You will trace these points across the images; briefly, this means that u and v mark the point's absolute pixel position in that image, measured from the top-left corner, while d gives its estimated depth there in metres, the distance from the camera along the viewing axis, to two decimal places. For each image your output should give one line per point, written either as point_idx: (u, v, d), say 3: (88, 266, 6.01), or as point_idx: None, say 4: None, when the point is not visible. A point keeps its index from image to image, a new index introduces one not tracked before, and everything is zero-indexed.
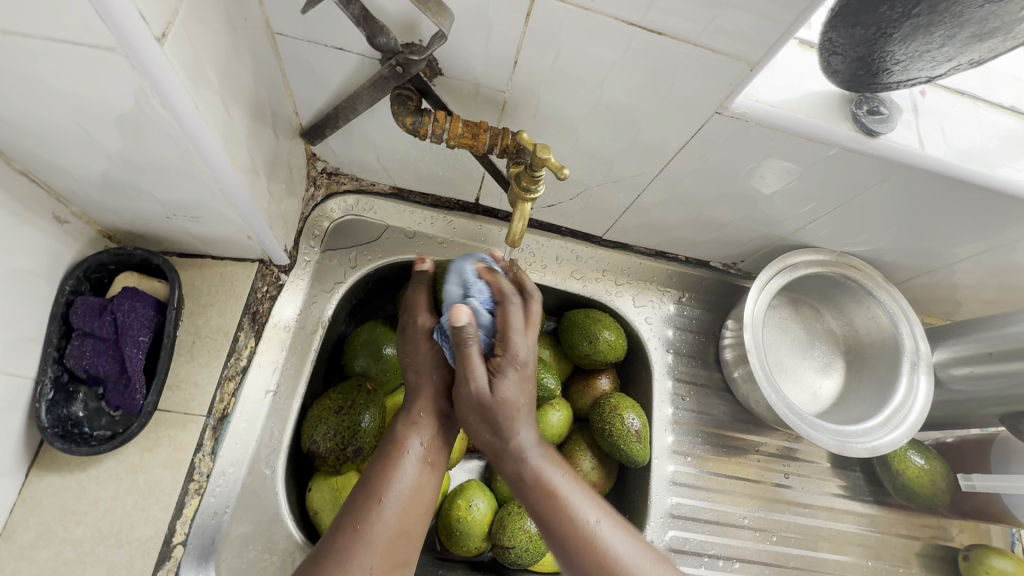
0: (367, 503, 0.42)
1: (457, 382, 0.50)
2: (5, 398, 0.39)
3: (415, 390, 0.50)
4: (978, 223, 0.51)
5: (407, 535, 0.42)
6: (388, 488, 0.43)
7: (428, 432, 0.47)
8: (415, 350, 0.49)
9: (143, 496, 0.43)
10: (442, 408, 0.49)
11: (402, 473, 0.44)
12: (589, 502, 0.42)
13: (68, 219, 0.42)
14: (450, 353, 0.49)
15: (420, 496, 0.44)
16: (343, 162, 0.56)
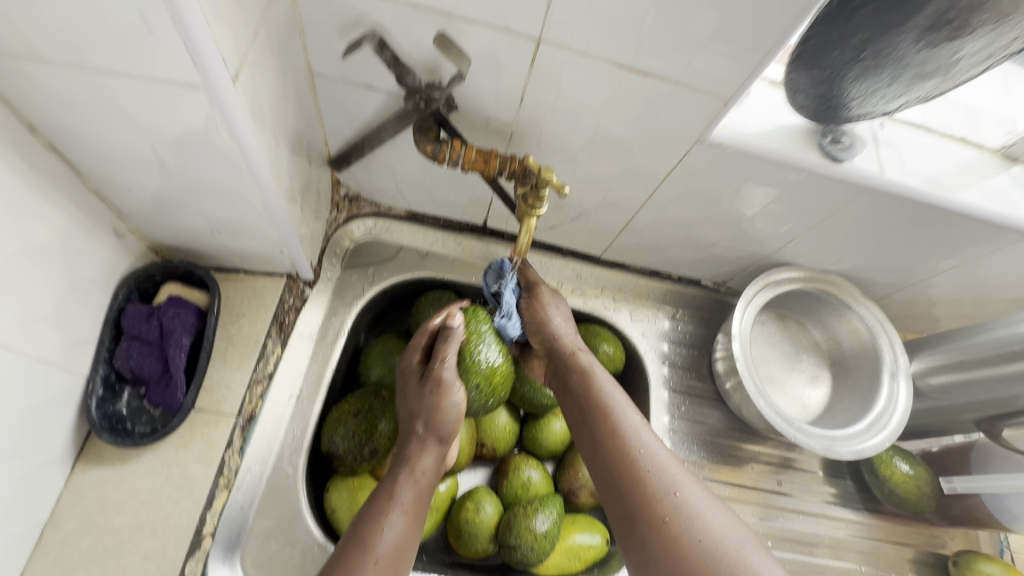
0: (363, 560, 0.42)
1: (451, 441, 0.52)
2: (62, 392, 0.43)
3: (413, 443, 0.51)
4: (943, 241, 0.56)
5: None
6: (382, 542, 0.43)
7: (422, 490, 0.48)
8: (426, 402, 0.51)
9: (177, 489, 0.47)
10: (435, 462, 0.50)
11: (397, 527, 0.45)
12: (635, 410, 0.49)
13: (125, 234, 0.47)
14: (456, 416, 0.51)
15: (406, 550, 0.45)
16: (364, 188, 0.62)
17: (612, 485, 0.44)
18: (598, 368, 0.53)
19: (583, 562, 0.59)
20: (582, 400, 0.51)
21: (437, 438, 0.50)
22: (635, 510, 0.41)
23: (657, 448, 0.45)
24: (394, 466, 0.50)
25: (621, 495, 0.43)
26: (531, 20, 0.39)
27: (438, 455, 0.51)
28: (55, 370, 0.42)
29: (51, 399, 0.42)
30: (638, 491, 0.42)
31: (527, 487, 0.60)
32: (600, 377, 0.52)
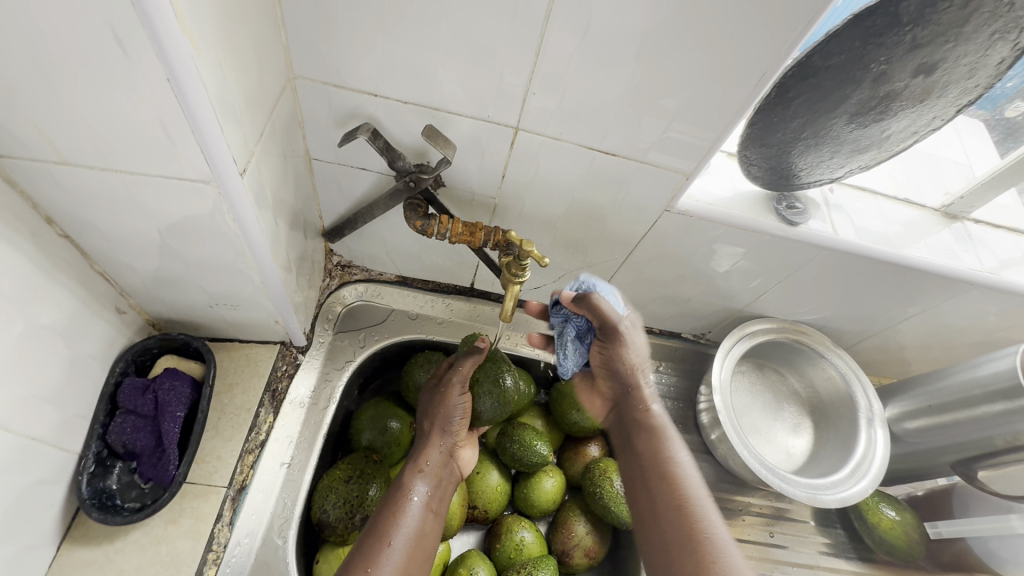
0: (377, 547, 0.46)
1: (460, 438, 0.58)
2: (54, 470, 0.43)
3: (421, 441, 0.56)
4: (900, 292, 0.60)
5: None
6: (397, 530, 0.48)
7: (430, 481, 0.53)
8: (432, 403, 0.58)
9: (165, 567, 0.46)
10: (442, 456, 0.56)
11: (411, 518, 0.49)
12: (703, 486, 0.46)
13: (126, 310, 0.48)
14: (461, 413, 0.57)
15: (422, 541, 0.49)
16: (356, 256, 0.66)
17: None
18: (669, 429, 0.51)
19: None
20: (647, 470, 0.48)
21: (440, 431, 0.56)
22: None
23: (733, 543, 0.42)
24: (406, 465, 0.55)
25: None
26: (508, 112, 0.44)
27: (444, 447, 0.56)
28: (50, 449, 0.42)
29: (45, 479, 0.42)
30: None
31: (521, 548, 0.60)
32: (672, 441, 0.50)
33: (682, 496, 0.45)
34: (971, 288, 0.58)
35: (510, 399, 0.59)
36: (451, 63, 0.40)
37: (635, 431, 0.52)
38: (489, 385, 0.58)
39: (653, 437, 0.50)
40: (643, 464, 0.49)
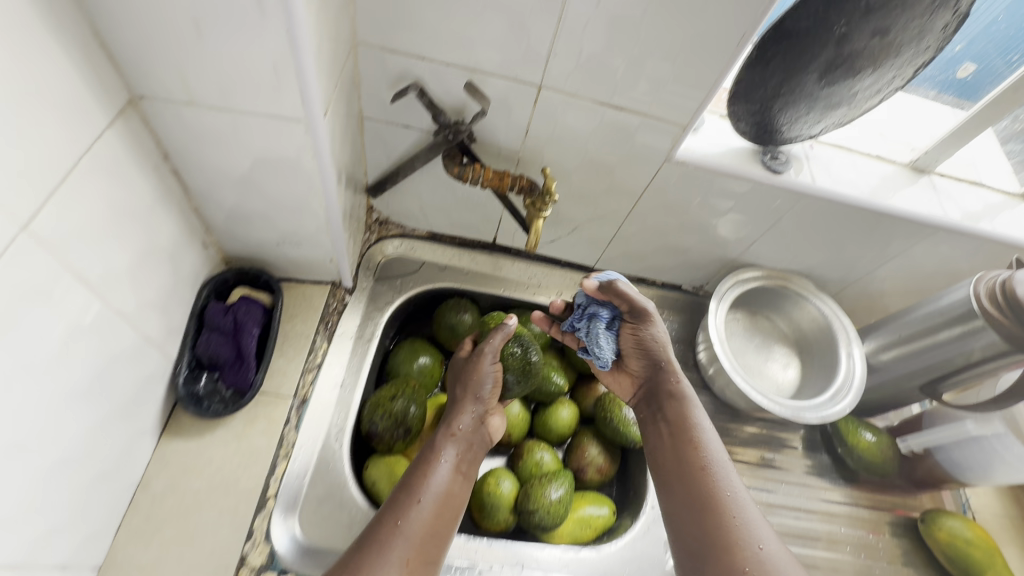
0: (407, 502, 0.54)
1: (490, 407, 0.66)
2: (159, 370, 0.52)
3: (455, 406, 0.65)
4: (873, 238, 0.69)
5: (434, 532, 0.54)
6: (427, 487, 0.56)
7: (460, 444, 0.62)
8: (465, 372, 0.66)
9: (246, 457, 0.55)
10: (473, 420, 0.64)
11: (440, 477, 0.57)
12: (738, 481, 0.57)
13: (209, 245, 0.57)
14: (492, 382, 0.65)
15: (449, 499, 0.57)
16: (393, 212, 0.75)
17: (688, 500, 0.56)
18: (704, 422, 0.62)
19: (594, 530, 0.66)
20: (675, 428, 0.62)
21: (472, 399, 0.64)
22: (725, 562, 0.50)
23: (721, 456, 0.59)
24: (440, 427, 0.63)
25: (706, 563, 0.52)
26: (534, 71, 0.52)
27: (476, 414, 0.64)
28: (158, 351, 0.51)
29: (153, 375, 0.51)
30: (732, 544, 0.51)
31: (540, 466, 0.68)
32: (713, 449, 0.59)
33: (702, 472, 0.57)
34: (936, 232, 0.66)
35: (531, 369, 0.67)
36: (488, 29, 0.49)
37: (675, 420, 0.63)
38: (512, 359, 0.67)
39: (682, 407, 0.63)
40: (673, 430, 0.62)
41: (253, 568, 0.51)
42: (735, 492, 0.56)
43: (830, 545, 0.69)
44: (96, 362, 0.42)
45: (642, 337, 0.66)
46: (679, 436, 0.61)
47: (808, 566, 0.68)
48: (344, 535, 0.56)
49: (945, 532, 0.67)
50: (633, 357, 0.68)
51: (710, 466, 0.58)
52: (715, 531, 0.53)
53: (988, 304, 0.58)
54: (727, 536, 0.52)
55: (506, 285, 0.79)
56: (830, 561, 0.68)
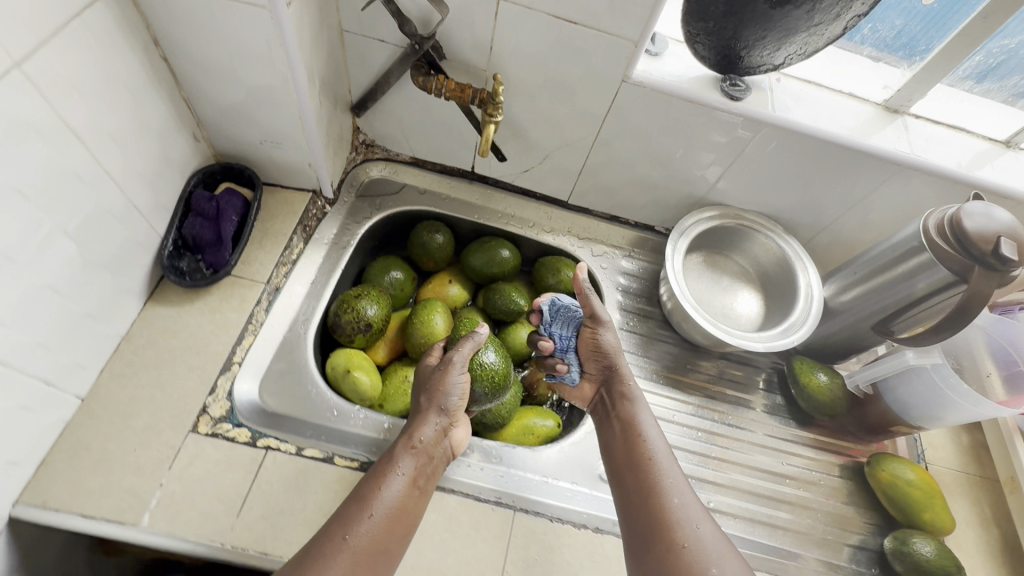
0: (357, 516, 0.49)
1: (455, 419, 0.61)
2: (147, 239, 0.59)
3: (417, 416, 0.59)
4: (838, 175, 0.69)
5: (383, 550, 0.49)
6: (379, 501, 0.51)
7: (421, 458, 0.56)
8: (432, 380, 0.60)
9: (218, 327, 0.62)
10: (436, 432, 0.58)
11: (395, 491, 0.52)
12: (678, 468, 0.58)
13: (200, 139, 0.64)
14: (459, 394, 0.60)
15: (402, 512, 0.52)
16: (378, 135, 0.80)
17: (633, 491, 0.56)
18: (649, 418, 0.63)
19: (537, 439, 0.68)
20: (625, 422, 0.63)
21: (437, 410, 0.59)
22: (660, 538, 0.51)
23: (665, 447, 0.60)
24: (400, 438, 0.57)
25: (644, 535, 0.53)
26: None
27: (439, 425, 0.59)
28: (145, 221, 0.58)
29: (139, 242, 0.58)
30: (667, 521, 0.52)
31: None
32: (656, 440, 0.60)
33: (647, 461, 0.58)
34: (900, 171, 0.66)
35: (499, 380, 0.63)
36: None
37: (621, 414, 0.64)
38: (480, 367, 0.62)
39: (631, 408, 0.64)
40: (619, 427, 0.63)
41: (212, 417, 0.57)
42: (672, 475, 0.57)
43: (766, 475, 0.72)
44: (86, 210, 0.49)
45: (601, 339, 0.68)
46: (626, 431, 0.62)
47: (741, 492, 0.70)
48: (299, 404, 0.62)
49: (886, 472, 0.67)
50: (590, 361, 0.70)
51: (653, 459, 0.58)
52: (657, 521, 0.53)
53: (935, 236, 0.57)
54: (670, 525, 0.52)
55: (482, 213, 0.83)
56: (764, 490, 0.70)
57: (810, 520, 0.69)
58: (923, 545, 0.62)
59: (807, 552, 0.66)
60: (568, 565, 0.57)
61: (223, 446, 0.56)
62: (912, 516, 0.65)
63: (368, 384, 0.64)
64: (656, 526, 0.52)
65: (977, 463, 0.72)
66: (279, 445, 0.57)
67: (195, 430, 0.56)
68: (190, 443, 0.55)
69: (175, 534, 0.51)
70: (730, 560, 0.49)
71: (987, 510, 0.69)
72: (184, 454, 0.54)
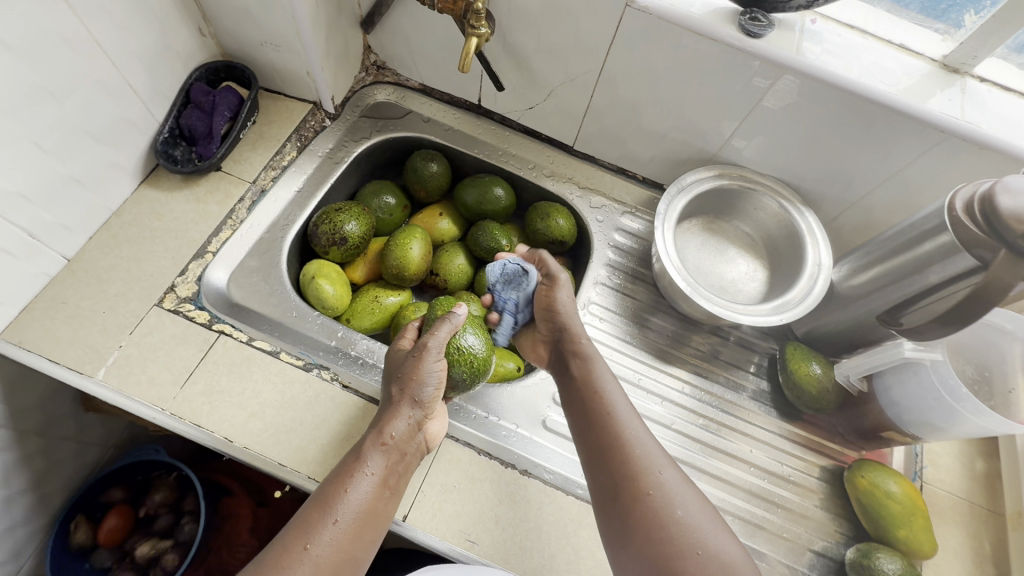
0: (319, 523, 0.46)
1: (430, 411, 0.55)
2: (143, 123, 0.62)
3: (389, 408, 0.53)
4: (870, 139, 0.60)
5: (350, 556, 0.46)
6: (343, 507, 0.47)
7: (393, 456, 0.51)
8: (402, 368, 0.55)
9: (200, 216, 0.65)
10: (410, 426, 0.53)
11: (362, 493, 0.48)
12: (635, 414, 0.53)
13: (206, 34, 0.66)
14: (433, 385, 0.54)
15: (370, 514, 0.48)
16: (388, 56, 0.79)
17: (595, 445, 0.51)
18: (603, 366, 0.58)
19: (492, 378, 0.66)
20: (580, 374, 0.57)
21: (410, 402, 0.53)
22: (623, 490, 0.47)
23: (622, 394, 0.55)
24: (369, 433, 0.52)
25: (606, 487, 0.49)
26: None
27: (413, 419, 0.53)
28: (142, 104, 0.61)
29: (135, 123, 0.61)
30: (630, 469, 0.48)
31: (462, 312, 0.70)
32: (612, 387, 0.55)
33: (605, 412, 0.53)
34: (945, 140, 0.56)
35: (480, 364, 0.58)
36: None
37: (575, 364, 0.58)
38: (460, 353, 0.57)
39: (584, 361, 0.58)
40: (573, 379, 0.57)
41: (178, 296, 0.60)
42: (629, 421, 0.52)
43: (730, 458, 0.66)
44: (77, 79, 0.53)
45: (554, 299, 0.64)
46: (579, 382, 0.57)
47: (698, 472, 0.64)
48: (263, 301, 0.64)
49: (865, 480, 0.60)
50: (544, 323, 0.65)
51: (610, 407, 0.53)
52: (619, 471, 0.48)
53: (961, 215, 0.48)
54: (634, 477, 0.47)
55: (483, 149, 0.80)
56: (724, 474, 0.65)
57: (769, 514, 0.63)
58: (888, 563, 0.55)
59: (758, 546, 0.61)
60: (485, 499, 0.56)
61: (181, 323, 0.59)
62: (884, 531, 0.58)
63: (333, 294, 0.65)
64: (620, 481, 0.48)
65: (987, 494, 0.63)
66: (232, 332, 0.60)
67: (160, 304, 0.59)
68: (154, 315, 0.59)
69: (124, 391, 0.55)
70: (692, 501, 0.46)
71: (985, 547, 0.60)
72: (145, 324, 0.58)
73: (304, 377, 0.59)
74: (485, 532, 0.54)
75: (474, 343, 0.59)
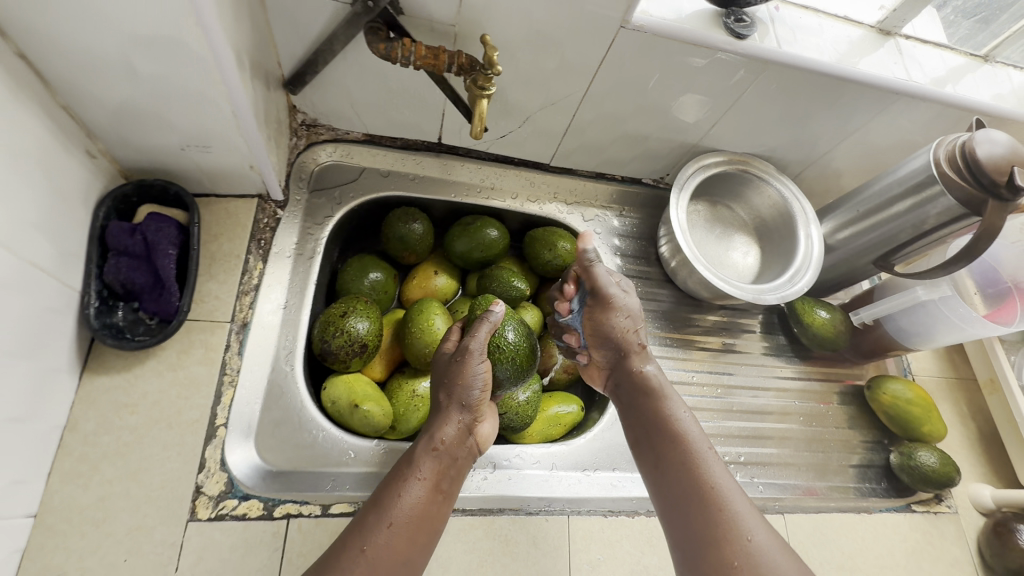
0: (377, 523, 0.46)
1: (480, 414, 0.55)
2: (62, 302, 0.45)
3: (439, 415, 0.54)
4: (837, 109, 0.65)
5: (405, 560, 0.45)
6: (399, 508, 0.47)
7: (444, 460, 0.51)
8: (449, 372, 0.54)
9: (185, 388, 0.51)
10: (460, 431, 0.53)
11: (415, 497, 0.48)
12: (728, 474, 0.51)
13: (96, 154, 0.49)
14: (480, 387, 0.53)
15: (423, 518, 0.48)
16: (320, 113, 0.65)
17: (679, 494, 0.51)
18: (688, 421, 0.56)
19: (563, 428, 0.64)
20: (659, 422, 0.57)
21: (458, 407, 0.53)
22: (710, 550, 0.46)
23: (710, 451, 0.53)
24: (421, 438, 0.53)
25: (683, 518, 0.49)
26: None
27: (462, 424, 0.53)
28: (53, 279, 0.44)
29: (54, 307, 0.44)
30: (720, 533, 0.47)
31: None
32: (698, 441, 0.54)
33: (694, 464, 0.52)
34: (898, 100, 0.64)
35: (523, 359, 0.57)
36: None
37: (650, 410, 0.58)
38: (501, 350, 0.56)
39: (657, 395, 0.59)
40: (645, 411, 0.58)
41: (211, 497, 0.48)
42: (722, 480, 0.50)
43: (781, 415, 0.74)
44: None
45: (604, 318, 0.63)
46: (659, 424, 0.57)
47: (761, 438, 0.72)
48: (307, 455, 0.54)
49: (888, 395, 0.71)
50: (595, 341, 0.65)
51: (687, 445, 0.54)
52: (708, 530, 0.47)
53: (947, 169, 0.56)
54: (724, 538, 0.46)
55: (458, 190, 0.73)
56: (781, 431, 0.73)
57: (824, 450, 0.73)
58: (928, 456, 0.67)
59: (827, 481, 0.71)
60: (629, 556, 0.56)
61: (235, 528, 0.47)
62: (913, 431, 0.70)
63: (380, 411, 0.56)
64: (705, 536, 0.47)
65: (955, 368, 0.79)
66: (300, 510, 0.50)
67: (195, 517, 0.47)
68: (194, 534, 0.46)
69: None
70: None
71: (964, 410, 0.76)
72: (190, 549, 0.46)
73: None
74: None
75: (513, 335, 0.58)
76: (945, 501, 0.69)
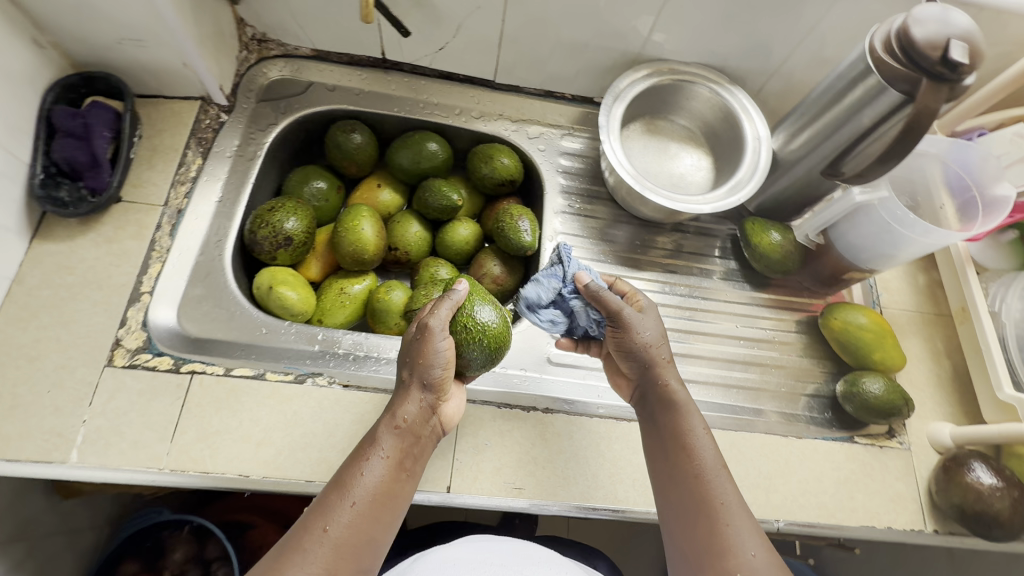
0: (337, 503, 0.42)
1: (443, 393, 0.51)
2: (8, 169, 0.53)
3: (399, 391, 0.50)
4: (783, 3, 0.61)
5: (370, 538, 0.43)
6: (361, 486, 0.44)
7: (407, 439, 0.47)
8: (410, 349, 0.50)
9: (117, 257, 0.57)
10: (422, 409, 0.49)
11: (376, 475, 0.45)
12: (745, 509, 0.46)
13: (45, 46, 0.55)
14: (442, 366, 0.49)
15: (383, 497, 0.44)
16: (267, 26, 0.70)
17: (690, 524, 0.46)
18: (705, 442, 0.50)
19: None
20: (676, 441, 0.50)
21: (419, 385, 0.49)
22: None
23: (727, 480, 0.47)
24: (382, 415, 0.48)
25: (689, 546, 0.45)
26: None
27: (425, 403, 0.49)
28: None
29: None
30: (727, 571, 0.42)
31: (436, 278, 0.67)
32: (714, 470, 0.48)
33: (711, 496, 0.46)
34: None
35: (494, 340, 0.52)
36: None
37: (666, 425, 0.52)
38: (471, 333, 0.51)
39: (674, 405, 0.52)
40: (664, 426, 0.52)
41: (128, 349, 0.54)
42: (736, 516, 0.45)
43: (722, 339, 0.71)
44: None
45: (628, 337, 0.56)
46: (675, 439, 0.50)
47: (697, 359, 0.69)
48: (224, 327, 0.59)
49: (839, 321, 0.66)
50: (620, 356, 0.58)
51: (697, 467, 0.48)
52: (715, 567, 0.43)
53: (883, 54, 0.51)
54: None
55: (402, 105, 0.75)
56: (718, 352, 0.69)
57: (765, 375, 0.69)
58: (874, 384, 0.62)
59: (764, 406, 0.66)
60: (518, 446, 0.57)
61: (144, 376, 0.53)
62: (864, 359, 0.65)
63: (297, 299, 0.60)
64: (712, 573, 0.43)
65: (933, 301, 0.72)
66: (204, 368, 0.55)
67: (112, 363, 0.53)
68: (109, 377, 0.52)
69: (107, 465, 0.49)
70: None
71: (937, 345, 0.69)
72: (104, 389, 0.52)
73: (300, 390, 0.55)
74: (528, 476, 0.55)
75: (489, 316, 0.53)
76: (897, 437, 0.64)
